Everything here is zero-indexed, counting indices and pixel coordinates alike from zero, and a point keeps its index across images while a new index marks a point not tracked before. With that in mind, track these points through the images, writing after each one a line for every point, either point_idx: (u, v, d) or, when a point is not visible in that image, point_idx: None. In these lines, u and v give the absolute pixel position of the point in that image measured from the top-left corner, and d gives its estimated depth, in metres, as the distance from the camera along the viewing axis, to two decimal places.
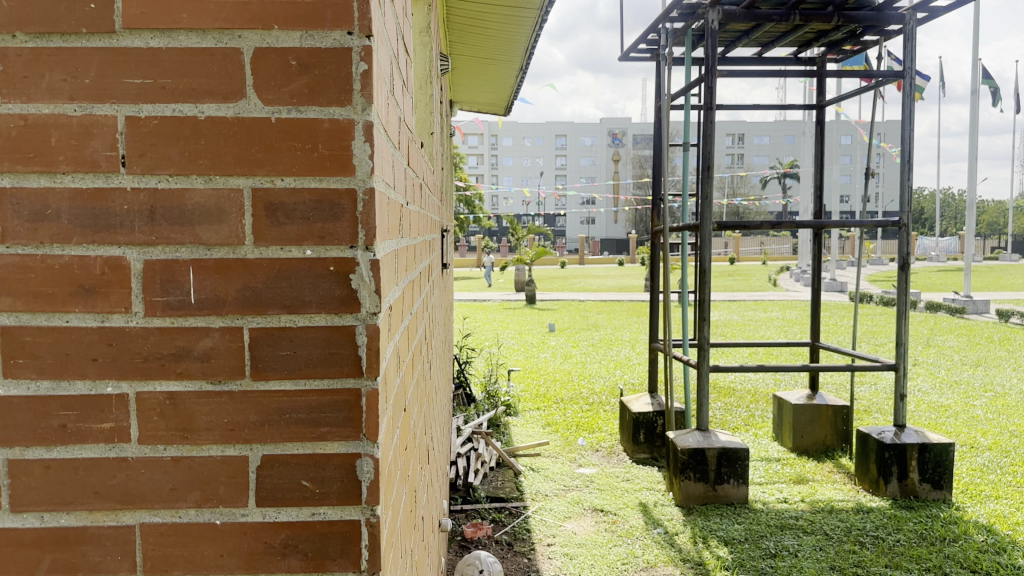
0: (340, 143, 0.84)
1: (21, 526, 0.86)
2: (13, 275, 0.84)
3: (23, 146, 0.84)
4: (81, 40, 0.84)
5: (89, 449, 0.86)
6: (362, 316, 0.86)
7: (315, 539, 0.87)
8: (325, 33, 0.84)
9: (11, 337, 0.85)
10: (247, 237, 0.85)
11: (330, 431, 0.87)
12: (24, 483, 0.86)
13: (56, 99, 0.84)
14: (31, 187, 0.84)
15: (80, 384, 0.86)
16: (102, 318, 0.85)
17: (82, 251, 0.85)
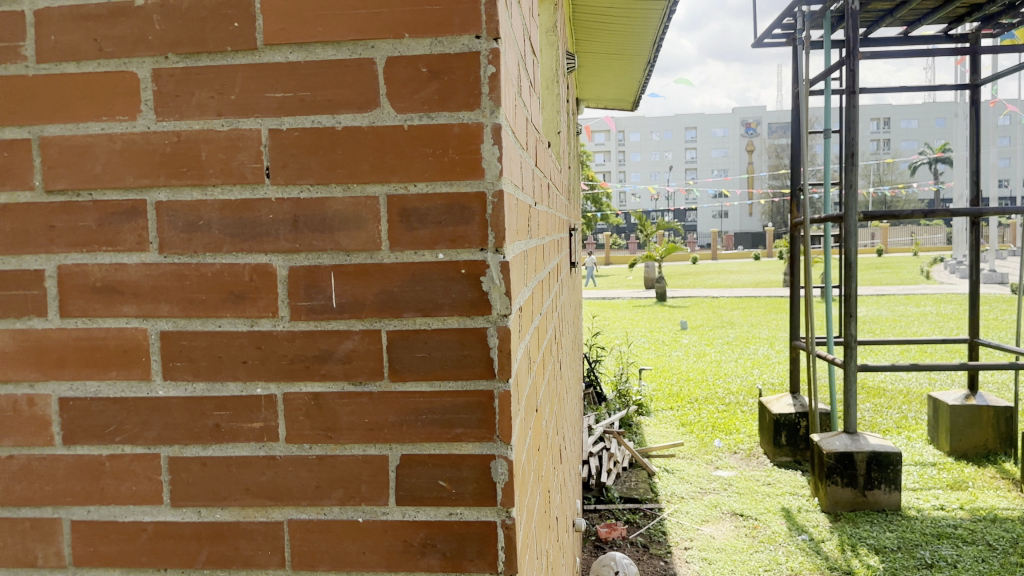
0: (469, 146, 0.85)
1: (181, 520, 0.93)
2: (170, 283, 0.90)
3: (176, 161, 0.90)
4: (226, 57, 0.89)
5: (241, 447, 0.91)
6: (493, 318, 0.86)
7: (452, 539, 0.88)
8: (454, 37, 0.85)
9: (170, 342, 0.91)
10: (383, 242, 0.87)
11: (465, 433, 0.88)
12: (183, 479, 0.92)
13: (205, 116, 0.89)
14: (185, 200, 0.90)
15: (232, 385, 0.91)
16: (252, 322, 0.90)
17: (231, 259, 0.90)
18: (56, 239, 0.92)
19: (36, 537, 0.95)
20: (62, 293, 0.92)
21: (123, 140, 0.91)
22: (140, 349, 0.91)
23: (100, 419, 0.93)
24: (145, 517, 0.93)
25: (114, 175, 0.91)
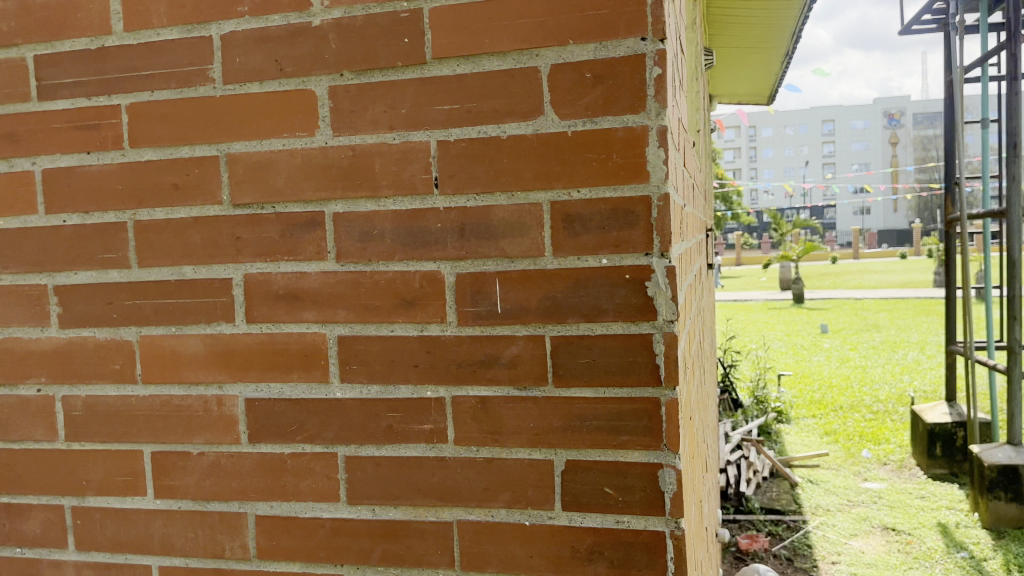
0: (633, 150, 0.84)
1: (356, 517, 0.96)
2: (347, 290, 0.94)
3: (352, 174, 0.93)
4: (397, 72, 0.91)
5: (412, 448, 0.94)
6: (658, 324, 0.85)
7: (619, 547, 0.87)
8: (618, 41, 0.84)
9: (346, 346, 0.95)
10: (547, 248, 0.88)
11: (631, 440, 0.87)
12: (359, 478, 0.96)
13: (378, 129, 0.92)
14: (360, 212, 0.94)
15: (404, 389, 0.94)
16: (422, 327, 0.93)
17: (403, 267, 0.93)
18: (242, 250, 0.96)
19: (223, 531, 1.00)
20: (248, 299, 0.97)
21: (303, 155, 0.94)
22: (320, 353, 0.96)
23: (283, 419, 0.97)
24: (324, 513, 0.97)
25: (295, 189, 0.95)
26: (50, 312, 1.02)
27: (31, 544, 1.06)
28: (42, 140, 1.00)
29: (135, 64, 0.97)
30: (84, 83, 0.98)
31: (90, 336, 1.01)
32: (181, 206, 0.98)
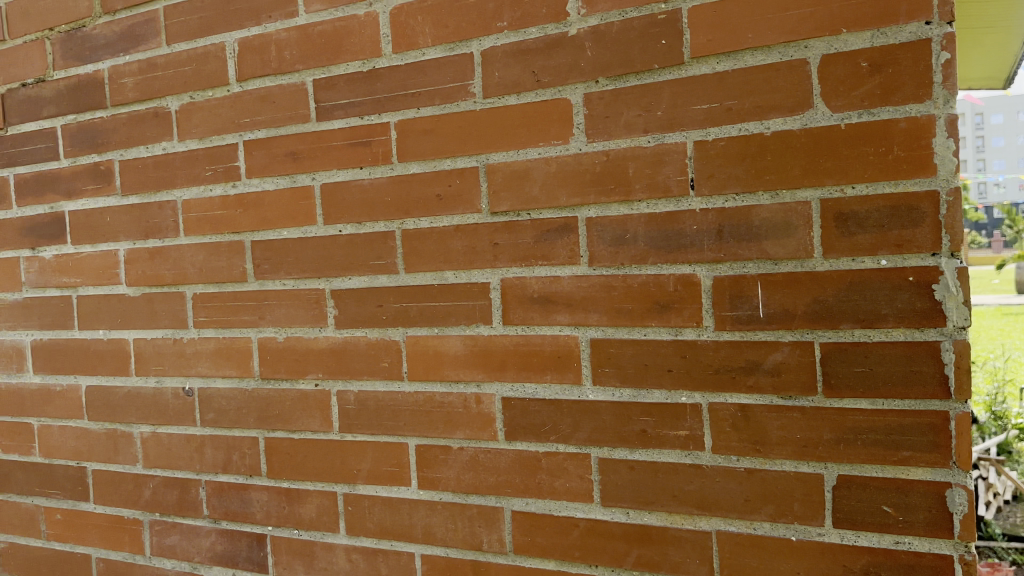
0: (916, 142, 0.79)
1: (610, 519, 0.97)
2: (600, 294, 0.95)
3: (606, 178, 0.94)
4: (654, 74, 0.91)
5: (667, 453, 0.93)
6: (948, 331, 0.79)
7: (900, 569, 0.82)
8: (899, 27, 0.79)
9: (600, 349, 0.96)
10: (816, 249, 0.84)
11: (914, 456, 0.81)
12: (613, 480, 0.96)
13: (633, 133, 0.92)
14: (614, 216, 0.94)
15: (658, 393, 0.93)
16: (677, 331, 0.92)
17: (658, 270, 0.92)
18: (499, 255, 1.01)
19: (481, 523, 1.04)
20: (505, 302, 1.01)
21: (558, 162, 0.97)
22: (573, 355, 0.97)
23: (538, 418, 1.00)
24: (578, 513, 0.99)
25: (550, 195, 0.97)
26: (328, 313, 1.12)
27: (306, 526, 1.15)
28: (321, 157, 1.10)
29: (403, 84, 1.04)
30: (358, 103, 1.07)
31: (363, 336, 1.10)
32: (443, 214, 1.04)
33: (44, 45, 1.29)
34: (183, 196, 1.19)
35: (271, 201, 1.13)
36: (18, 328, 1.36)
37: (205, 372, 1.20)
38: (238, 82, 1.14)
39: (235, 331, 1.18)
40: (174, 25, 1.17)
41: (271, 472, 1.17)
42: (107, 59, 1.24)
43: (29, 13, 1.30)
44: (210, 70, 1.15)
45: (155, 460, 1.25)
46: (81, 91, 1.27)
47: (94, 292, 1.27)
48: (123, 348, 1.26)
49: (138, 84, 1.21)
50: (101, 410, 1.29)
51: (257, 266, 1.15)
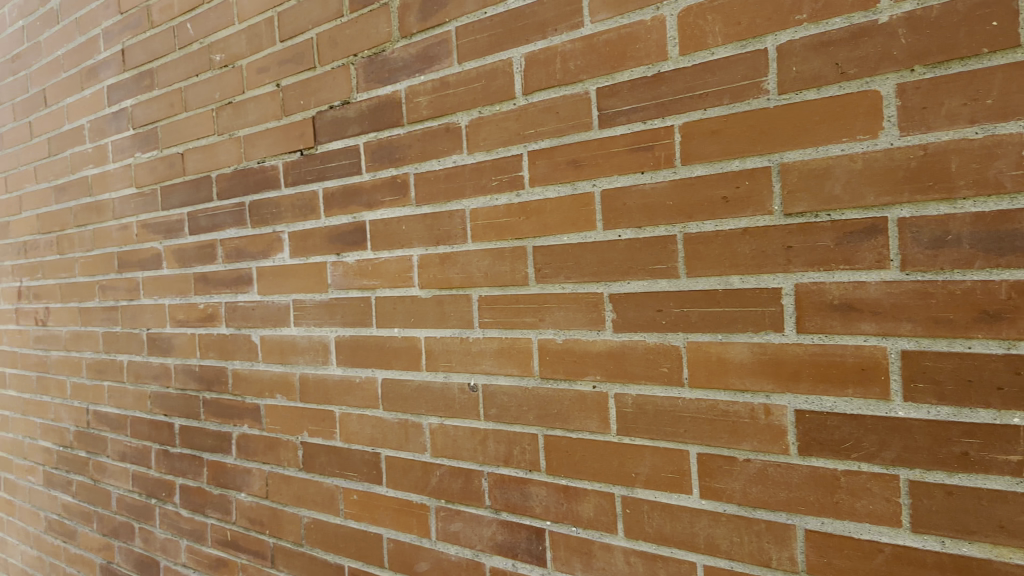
0: None
1: (922, 548, 0.88)
2: (913, 301, 0.87)
3: (921, 175, 0.86)
4: (982, 59, 0.82)
5: (995, 481, 0.84)
6: None
7: None
8: None
9: (911, 361, 0.88)
10: None
11: None
12: (926, 506, 0.88)
13: (956, 124, 0.84)
14: (930, 215, 0.86)
15: (984, 413, 0.84)
16: (1009, 345, 0.82)
17: (985, 276, 0.83)
18: (793, 259, 0.96)
19: (769, 539, 1.00)
20: (798, 309, 0.96)
21: (865, 159, 0.90)
22: (879, 368, 0.90)
23: (836, 433, 0.94)
24: (881, 538, 0.91)
25: (854, 195, 0.91)
26: (606, 317, 1.13)
27: (585, 525, 1.17)
28: (605, 164, 1.12)
29: (691, 85, 1.03)
30: (643, 108, 1.07)
31: (642, 341, 1.10)
32: (730, 217, 1.01)
33: (349, 70, 1.41)
34: (471, 205, 1.27)
35: (553, 208, 1.17)
36: (324, 325, 1.51)
37: (488, 369, 1.27)
38: (524, 94, 1.19)
39: (516, 332, 1.24)
40: (465, 44, 1.25)
41: (552, 469, 1.20)
42: (404, 80, 1.34)
43: (337, 40, 1.42)
44: (498, 85, 1.22)
45: (442, 450, 1.35)
46: (381, 111, 1.37)
47: (390, 294, 1.40)
48: (415, 345, 1.37)
49: (432, 102, 1.30)
50: (394, 400, 1.41)
51: (539, 270, 1.20)
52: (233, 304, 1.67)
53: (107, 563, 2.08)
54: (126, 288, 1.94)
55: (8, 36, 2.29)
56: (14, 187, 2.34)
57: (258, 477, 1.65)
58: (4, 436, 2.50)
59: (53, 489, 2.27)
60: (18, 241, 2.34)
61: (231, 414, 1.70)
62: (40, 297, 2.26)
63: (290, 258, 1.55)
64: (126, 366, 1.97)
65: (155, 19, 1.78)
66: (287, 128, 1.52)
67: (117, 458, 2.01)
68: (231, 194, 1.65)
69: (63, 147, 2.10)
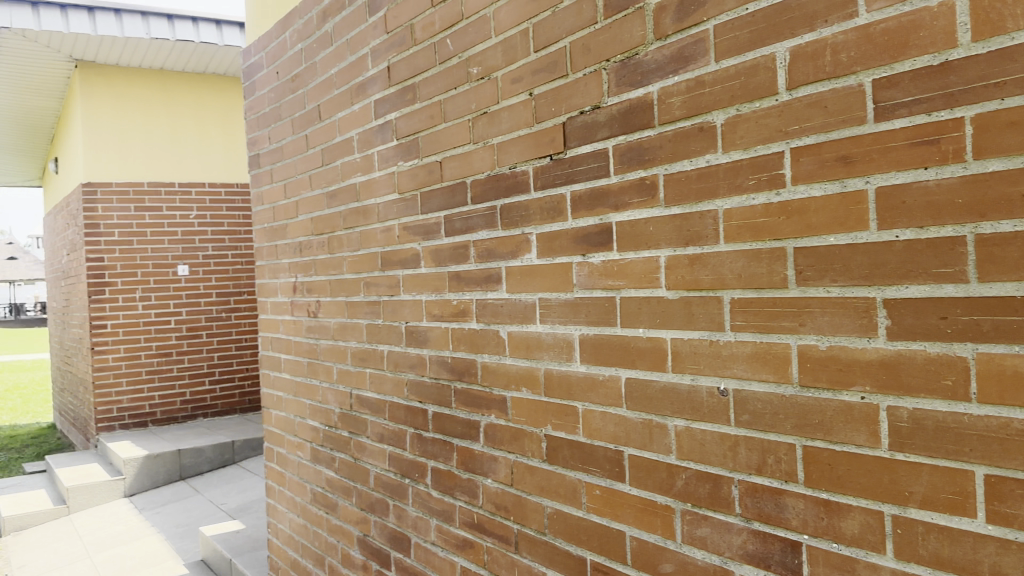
0: None
1: None
2: None
3: None
4: None
5: None
6: None
7: None
8: None
9: None
10: None
11: None
12: None
13: None
14: None
15: None
16: None
17: None
18: None
19: None
20: None
21: None
22: None
23: None
24: None
25: None
26: (879, 324, 1.06)
27: (847, 541, 1.11)
28: (878, 160, 1.05)
29: (986, 73, 0.93)
30: (926, 99, 0.99)
31: (921, 350, 1.02)
32: None
33: (602, 75, 1.44)
34: (724, 205, 1.25)
35: (818, 207, 1.12)
36: (569, 323, 1.55)
37: (741, 374, 1.24)
38: (788, 90, 1.15)
39: (773, 336, 1.20)
40: (724, 42, 1.23)
41: (809, 480, 1.15)
42: (657, 82, 1.34)
43: (590, 46, 1.46)
44: (759, 82, 1.19)
45: (688, 453, 1.33)
46: (632, 113, 1.39)
47: (636, 294, 1.40)
48: (661, 346, 1.37)
49: (686, 102, 1.30)
50: (638, 400, 1.42)
51: (800, 273, 1.15)
52: (483, 301, 1.78)
53: (364, 535, 2.29)
54: (388, 285, 2.14)
55: (290, 60, 2.60)
56: (292, 194, 2.64)
57: (504, 465, 1.73)
58: (279, 414, 2.85)
59: (319, 463, 2.55)
60: (294, 242, 2.65)
61: (480, 404, 1.80)
62: (314, 291, 2.54)
63: (537, 259, 1.61)
64: (386, 354, 2.16)
65: (418, 36, 1.93)
66: (538, 134, 1.58)
67: (376, 439, 2.22)
68: (483, 199, 1.75)
69: (335, 157, 2.35)
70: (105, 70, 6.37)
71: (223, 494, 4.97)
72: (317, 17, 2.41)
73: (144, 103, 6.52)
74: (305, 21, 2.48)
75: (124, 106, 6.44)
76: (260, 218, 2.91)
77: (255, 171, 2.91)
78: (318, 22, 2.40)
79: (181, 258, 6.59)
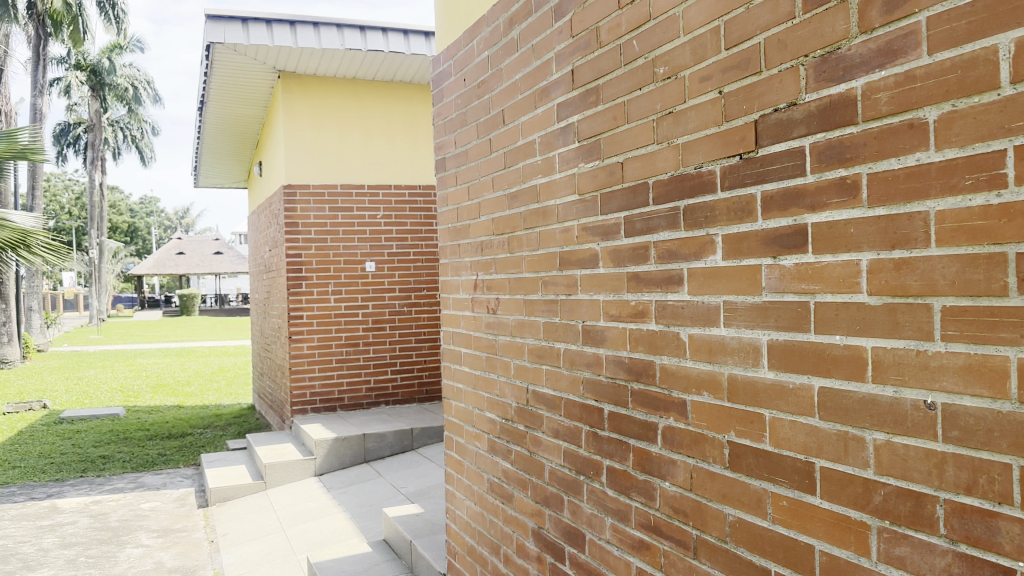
0: None
1: None
2: None
3: None
4: None
5: None
6: None
7: None
8: None
9: None
10: None
11: None
12: None
13: None
14: None
15: None
16: None
17: None
18: None
19: None
20: None
21: None
22: None
23: None
24: None
25: None
26: None
27: None
28: None
29: None
30: None
31: None
32: None
33: (799, 71, 1.39)
34: (937, 206, 1.16)
35: None
36: (756, 328, 1.51)
37: (951, 388, 1.15)
38: (1013, 84, 1.06)
39: (989, 348, 1.10)
40: (937, 34, 1.15)
41: None
42: (861, 76, 1.27)
43: (787, 43, 1.41)
44: (979, 75, 1.09)
45: (888, 468, 1.25)
46: (832, 110, 1.33)
47: (833, 299, 1.34)
48: (861, 355, 1.29)
49: (893, 97, 1.22)
50: (832, 410, 1.35)
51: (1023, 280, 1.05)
52: (663, 302, 1.77)
53: (539, 527, 2.35)
54: (566, 284, 2.18)
55: (477, 66, 2.71)
56: (475, 194, 2.76)
57: (683, 469, 1.72)
58: (459, 405, 2.98)
59: (496, 455, 2.64)
60: (476, 242, 2.77)
61: (658, 406, 1.79)
62: (494, 289, 2.64)
63: (723, 260, 1.58)
64: (563, 352, 2.20)
65: (604, 39, 1.95)
66: (727, 133, 1.55)
67: (552, 434, 2.26)
68: (667, 200, 1.74)
69: (517, 159, 2.42)
70: (305, 81, 6.93)
71: (402, 479, 5.26)
72: (504, 24, 2.49)
73: (337, 110, 7.02)
74: (492, 28, 2.58)
75: (320, 113, 6.97)
76: (445, 218, 3.05)
77: (441, 174, 3.06)
78: (505, 28, 2.49)
79: (368, 255, 7.05)
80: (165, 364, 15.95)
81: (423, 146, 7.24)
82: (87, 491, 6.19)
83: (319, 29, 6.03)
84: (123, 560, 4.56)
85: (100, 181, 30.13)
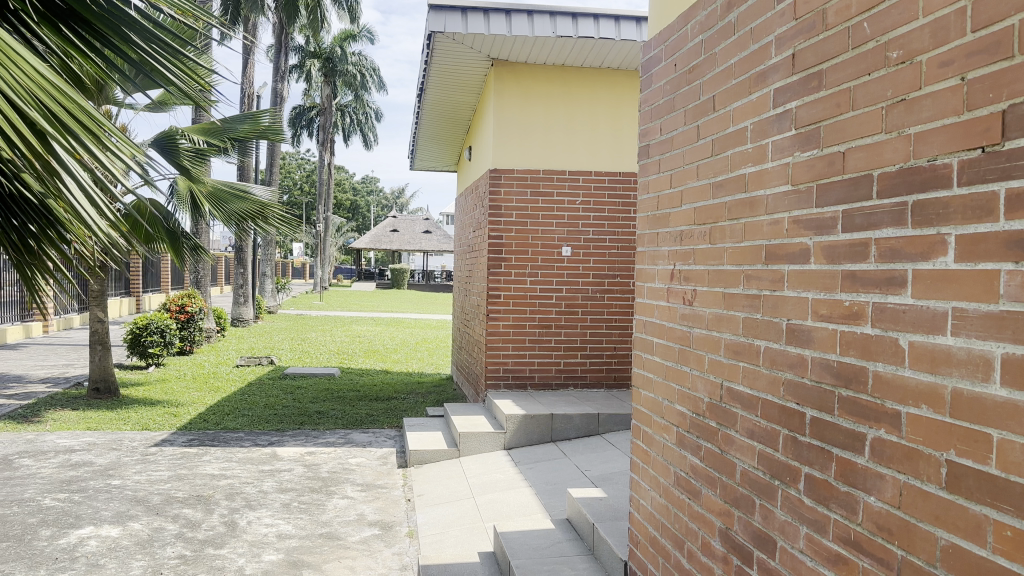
0: None
1: None
2: None
3: None
4: None
5: None
6: None
7: None
8: None
9: None
10: None
11: None
12: None
13: None
14: None
15: None
16: None
17: None
18: None
19: None
20: None
21: None
22: None
23: None
24: None
25: None
26: None
27: None
28: None
29: None
30: None
31: None
32: None
33: None
34: None
35: None
36: (990, 339, 1.36)
37: None
38: None
39: None
40: None
41: None
42: None
43: None
44: None
45: None
46: None
47: None
48: None
49: None
50: None
51: None
52: (882, 304, 1.64)
53: (726, 528, 2.29)
54: (771, 280, 2.09)
55: (690, 51, 2.65)
56: (678, 183, 2.71)
57: (892, 486, 1.59)
58: (648, 394, 2.96)
59: (685, 449, 2.60)
60: (677, 231, 2.72)
61: (868, 416, 1.67)
62: (692, 280, 2.58)
63: (955, 263, 1.44)
64: (764, 350, 2.11)
65: (830, 21, 1.83)
66: (968, 124, 1.40)
67: (745, 434, 2.19)
68: (893, 193, 1.61)
69: (726, 147, 2.35)
70: (515, 69, 7.13)
71: (587, 462, 5.33)
72: (721, 8, 2.42)
73: (545, 97, 7.16)
74: (708, 12, 2.51)
75: (528, 99, 7.15)
76: (645, 206, 3.03)
77: (644, 161, 3.04)
78: (722, 12, 2.41)
79: (565, 240, 7.17)
80: (376, 332, 17.23)
81: (627, 133, 7.18)
82: (303, 442, 6.87)
83: (532, 18, 6.18)
84: (330, 508, 5.03)
85: (329, 161, 32.91)
